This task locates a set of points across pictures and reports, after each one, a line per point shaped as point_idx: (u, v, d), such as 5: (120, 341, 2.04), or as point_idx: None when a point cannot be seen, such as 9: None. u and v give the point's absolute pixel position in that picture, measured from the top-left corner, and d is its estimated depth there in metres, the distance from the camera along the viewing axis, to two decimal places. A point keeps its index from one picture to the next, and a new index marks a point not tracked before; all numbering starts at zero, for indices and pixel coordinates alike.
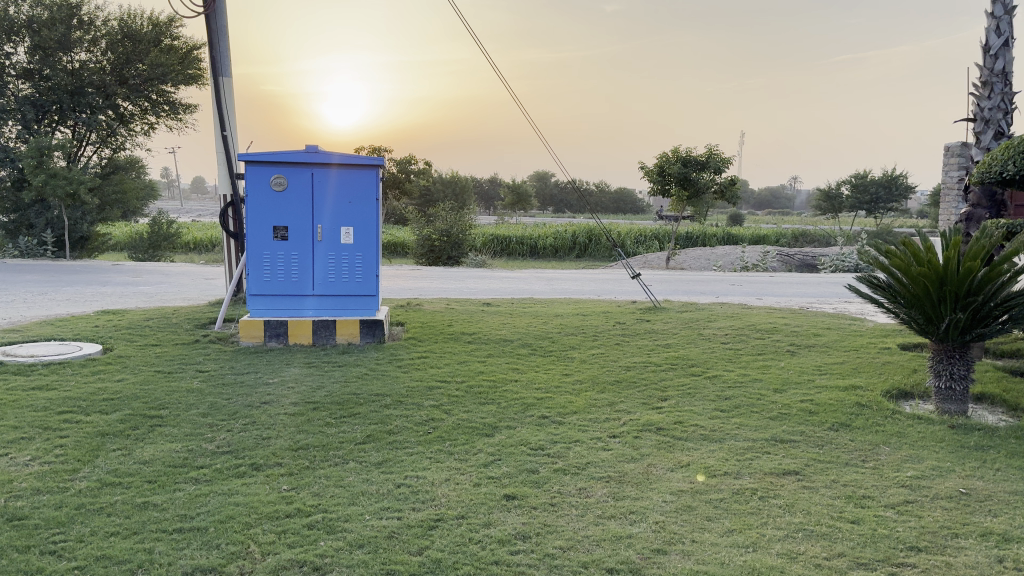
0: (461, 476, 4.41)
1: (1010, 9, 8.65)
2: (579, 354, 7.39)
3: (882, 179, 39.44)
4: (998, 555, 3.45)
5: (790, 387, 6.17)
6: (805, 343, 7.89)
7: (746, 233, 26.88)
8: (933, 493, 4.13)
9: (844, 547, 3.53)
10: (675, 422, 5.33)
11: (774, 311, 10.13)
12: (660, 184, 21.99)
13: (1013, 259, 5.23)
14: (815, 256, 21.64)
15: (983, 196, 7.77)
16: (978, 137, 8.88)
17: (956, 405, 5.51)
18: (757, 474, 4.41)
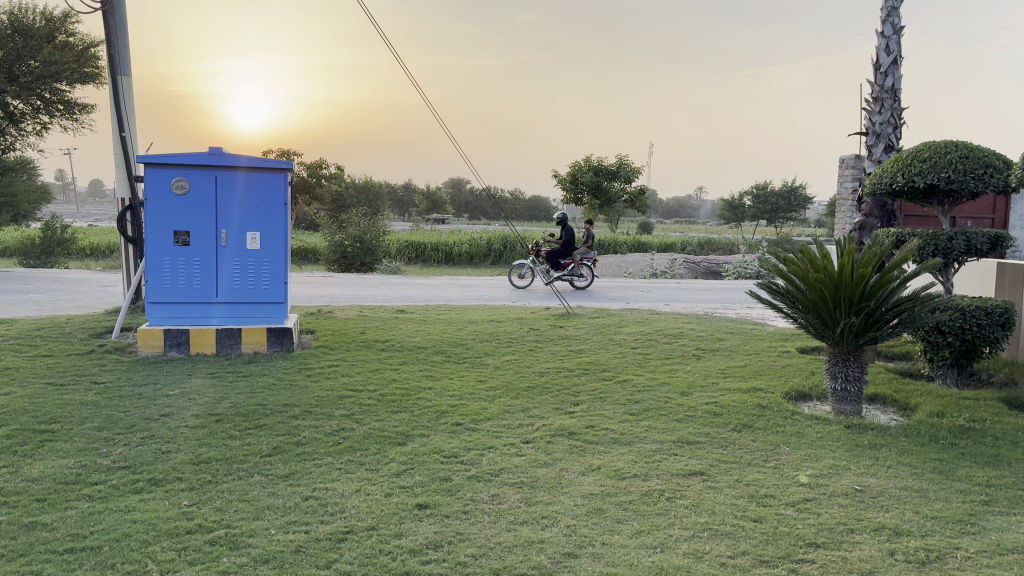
0: (372, 486, 4.33)
1: (898, 29, 9.18)
2: (493, 360, 7.40)
3: (782, 189, 41.02)
4: (890, 548, 3.62)
5: (697, 390, 6.33)
6: (710, 347, 8.13)
7: (655, 241, 27.49)
8: (831, 490, 4.31)
9: (747, 545, 3.63)
10: (587, 426, 5.38)
11: (681, 316, 10.40)
12: (573, 193, 22.24)
13: (902, 266, 5.50)
14: (720, 264, 22.30)
15: (875, 207, 8.14)
16: (870, 149, 9.31)
17: (851, 405, 5.77)
18: (665, 476, 4.49)
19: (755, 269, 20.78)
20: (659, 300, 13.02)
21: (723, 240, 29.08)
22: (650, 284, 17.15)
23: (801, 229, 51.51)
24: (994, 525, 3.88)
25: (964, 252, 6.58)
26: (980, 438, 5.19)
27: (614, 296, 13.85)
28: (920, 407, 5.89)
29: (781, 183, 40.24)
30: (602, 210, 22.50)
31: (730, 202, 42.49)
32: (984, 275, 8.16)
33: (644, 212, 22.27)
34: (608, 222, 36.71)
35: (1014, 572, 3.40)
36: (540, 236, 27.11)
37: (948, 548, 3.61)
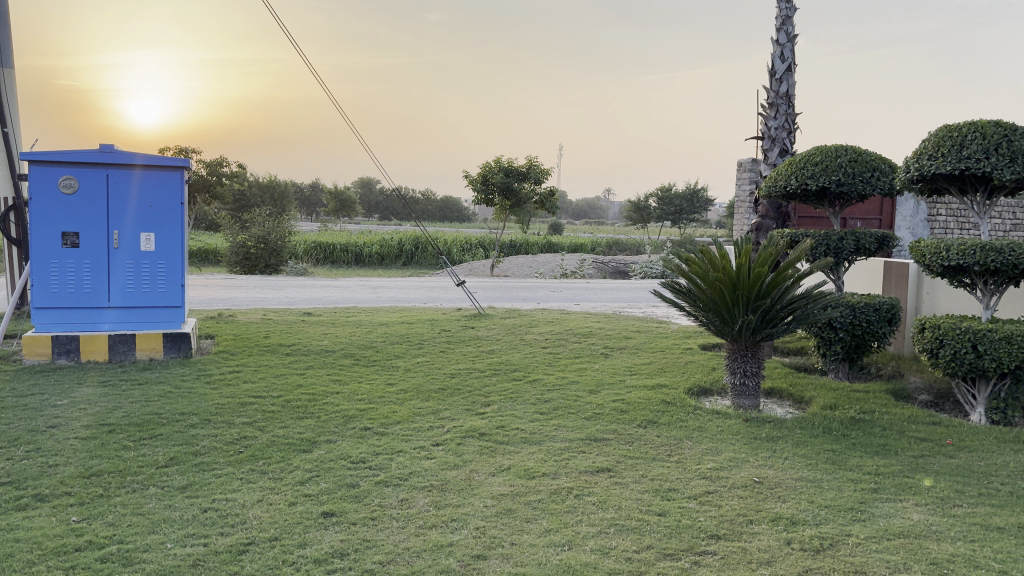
0: (275, 495, 4.20)
1: (791, 37, 9.57)
2: (403, 363, 7.31)
3: (686, 191, 42.22)
4: (787, 538, 3.75)
5: (604, 388, 6.44)
6: (617, 345, 8.28)
7: (565, 241, 27.82)
8: (731, 483, 4.45)
9: (652, 539, 3.70)
10: (497, 427, 5.39)
11: (589, 315, 10.57)
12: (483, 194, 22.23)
13: (795, 265, 5.73)
14: (628, 264, 22.77)
15: (771, 209, 8.45)
16: (766, 154, 9.67)
17: (749, 399, 5.97)
18: (573, 474, 4.54)
19: (661, 269, 21.31)
20: (570, 301, 13.05)
21: (631, 241, 29.68)
22: (559, 284, 17.46)
23: (704, 230, 53.18)
24: (881, 511, 4.09)
25: (853, 251, 6.91)
26: (869, 428, 5.46)
27: (526, 297, 13.80)
28: (814, 401, 6.16)
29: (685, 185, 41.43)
30: (512, 211, 22.62)
31: (637, 202, 43.43)
32: (872, 274, 8.61)
33: (553, 213, 22.52)
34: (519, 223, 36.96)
35: (899, 555, 3.58)
36: (451, 237, 27.05)
37: (840, 536, 3.78)
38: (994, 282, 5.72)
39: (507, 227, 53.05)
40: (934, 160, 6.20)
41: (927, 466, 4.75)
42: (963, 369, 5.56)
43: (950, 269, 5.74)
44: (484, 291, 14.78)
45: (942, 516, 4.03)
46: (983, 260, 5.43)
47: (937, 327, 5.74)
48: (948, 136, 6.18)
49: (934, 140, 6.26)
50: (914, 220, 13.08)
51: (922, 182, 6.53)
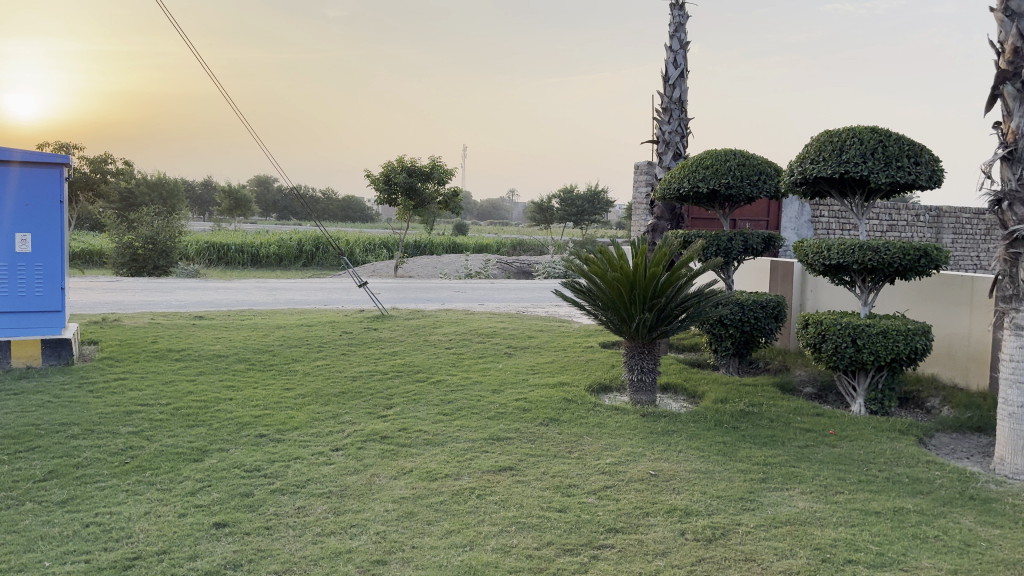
0: (163, 507, 4.04)
1: (684, 45, 9.93)
2: (302, 367, 7.16)
3: (588, 193, 42.99)
4: (681, 529, 3.88)
5: (507, 387, 6.49)
6: (520, 345, 8.36)
7: (469, 241, 27.86)
8: (629, 477, 4.56)
9: (552, 536, 3.76)
10: (399, 429, 5.34)
11: (492, 315, 10.62)
12: (385, 194, 21.92)
13: (689, 265, 5.92)
14: (531, 264, 23.02)
15: (665, 210, 8.69)
16: (660, 157, 9.93)
17: (646, 395, 6.13)
18: (475, 474, 4.55)
19: (564, 269, 21.64)
20: (474, 301, 13.09)
21: (533, 241, 30.01)
22: (463, 284, 17.54)
23: (606, 231, 54.23)
24: (770, 500, 4.28)
25: (742, 251, 7.21)
26: (758, 420, 5.71)
27: (431, 297, 13.76)
28: (707, 395, 6.39)
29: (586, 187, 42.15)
30: (416, 211, 22.44)
31: (540, 203, 43.91)
32: (760, 272, 9.00)
33: (457, 214, 22.49)
34: (423, 223, 36.72)
35: (786, 542, 3.76)
36: (353, 237, 26.63)
37: (731, 525, 3.94)
38: (871, 279, 6.06)
39: (412, 227, 52.64)
40: (816, 163, 6.52)
41: (810, 455, 5.00)
42: (844, 362, 5.88)
43: (831, 268, 6.05)
44: (387, 292, 14.65)
45: (825, 503, 4.25)
46: (861, 259, 5.76)
47: (820, 323, 6.05)
48: (829, 141, 6.53)
49: (816, 145, 6.60)
50: (800, 221, 13.68)
51: (806, 185, 6.87)
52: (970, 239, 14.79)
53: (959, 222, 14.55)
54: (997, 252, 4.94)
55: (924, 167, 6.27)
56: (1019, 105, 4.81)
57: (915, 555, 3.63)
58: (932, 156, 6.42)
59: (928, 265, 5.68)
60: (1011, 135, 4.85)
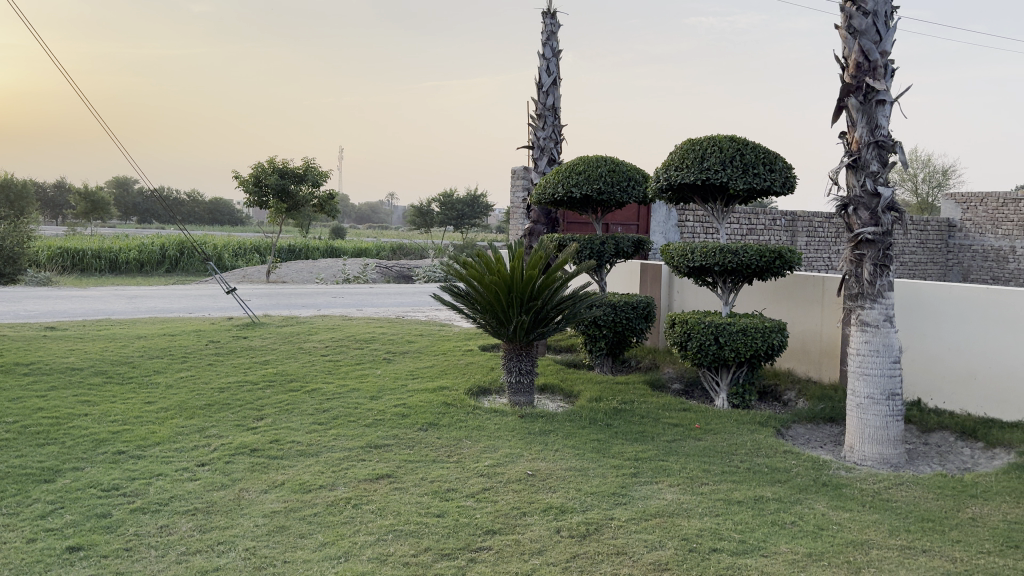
0: (9, 533, 3.74)
1: (556, 53, 10.13)
2: (166, 379, 6.81)
3: (467, 198, 43.15)
4: (557, 527, 3.95)
5: (385, 393, 6.41)
6: (399, 350, 8.28)
7: (346, 245, 27.39)
8: (507, 478, 4.60)
9: (429, 541, 3.74)
10: (271, 441, 5.17)
11: (369, 321, 10.47)
12: (256, 197, 21.20)
13: (564, 267, 6.04)
14: (411, 269, 22.89)
15: (541, 215, 8.83)
16: (535, 162, 10.07)
17: (525, 396, 6.20)
18: (351, 483, 4.46)
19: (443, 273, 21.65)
20: (351, 307, 12.86)
21: (412, 246, 29.80)
22: (341, 289, 17.23)
23: (488, 235, 54.68)
24: (641, 494, 4.42)
25: (614, 254, 7.42)
26: (630, 417, 5.89)
27: (307, 303, 13.42)
28: (582, 394, 6.54)
29: (466, 191, 42.31)
30: (289, 214, 21.83)
31: (420, 207, 43.69)
32: (631, 275, 9.29)
33: (333, 218, 22.04)
34: (299, 227, 35.82)
35: (656, 534, 3.90)
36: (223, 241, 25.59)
37: (604, 520, 4.04)
38: (731, 280, 6.37)
39: (285, 230, 51.30)
40: (680, 170, 6.81)
41: (679, 449, 5.21)
42: (709, 359, 6.16)
43: (695, 269, 6.32)
44: (258, 298, 14.16)
45: (692, 494, 4.43)
46: (722, 261, 6.04)
47: (686, 322, 6.31)
48: (691, 149, 6.83)
49: (679, 153, 6.88)
50: (666, 225, 14.11)
51: (671, 191, 7.16)
52: (822, 241, 15.86)
53: (812, 226, 15.58)
54: (844, 253, 5.31)
55: (778, 175, 6.67)
56: (862, 116, 5.17)
57: (774, 541, 3.84)
58: (785, 164, 6.83)
59: (782, 266, 6.04)
60: (855, 144, 5.21)
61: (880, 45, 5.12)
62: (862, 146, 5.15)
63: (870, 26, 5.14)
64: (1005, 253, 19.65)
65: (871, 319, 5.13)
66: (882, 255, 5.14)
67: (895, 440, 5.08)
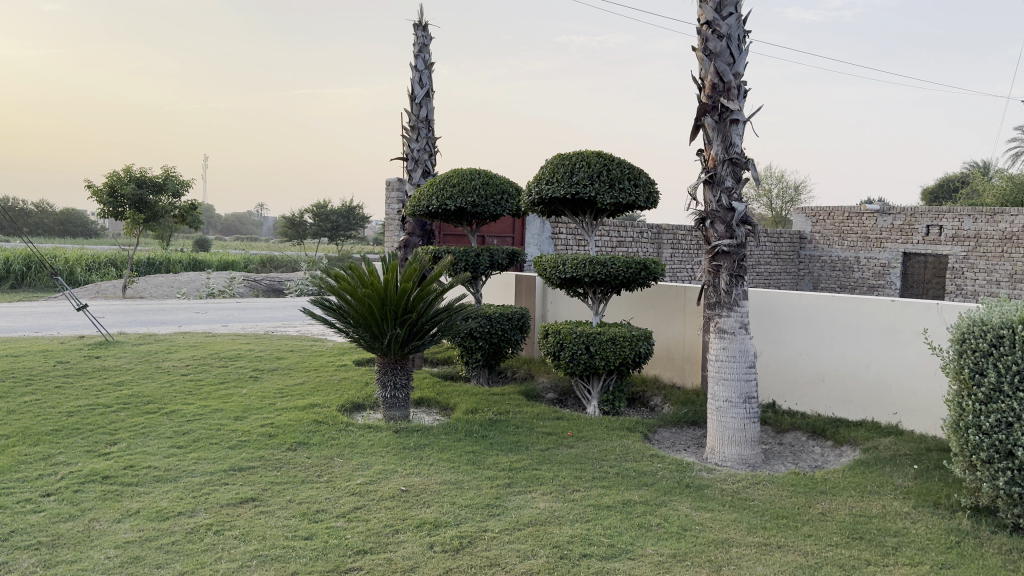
0: None
1: (429, 65, 10.16)
2: (6, 404, 6.30)
3: (342, 209, 42.44)
4: (430, 542, 3.91)
5: (252, 413, 6.18)
6: (267, 367, 8.02)
7: (212, 258, 26.32)
8: (379, 495, 4.53)
9: (296, 565, 3.62)
10: (125, 467, 4.88)
11: (235, 337, 10.08)
12: (111, 207, 20.03)
13: (438, 280, 6.03)
14: (281, 283, 22.28)
15: (416, 227, 8.78)
16: (410, 174, 10.02)
17: (400, 411, 6.14)
18: (213, 508, 4.27)
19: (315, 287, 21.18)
20: (216, 323, 12.35)
21: (283, 258, 29.01)
22: (205, 304, 16.50)
23: (363, 246, 53.87)
24: (514, 504, 4.46)
25: (489, 267, 7.48)
26: (505, 428, 5.94)
27: (167, 320, 12.77)
28: (458, 406, 6.54)
29: (341, 203, 41.54)
30: (148, 225, 20.77)
31: (292, 217, 42.57)
32: (506, 287, 9.40)
33: (197, 229, 21.16)
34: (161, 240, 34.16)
35: (528, 543, 3.93)
36: (74, 253, 24.02)
37: (477, 532, 4.05)
38: (601, 291, 6.55)
39: (147, 242, 48.75)
40: (551, 184, 6.95)
41: (551, 457, 5.29)
42: (580, 368, 6.30)
43: (566, 281, 6.45)
44: (114, 315, 13.35)
45: (564, 502, 4.51)
46: (591, 273, 6.20)
47: (558, 333, 6.43)
48: (561, 164, 6.99)
49: (550, 167, 7.04)
50: (540, 237, 14.28)
51: (543, 205, 7.29)
52: (686, 253, 16.58)
53: (677, 239, 16.27)
54: (703, 264, 5.55)
55: (642, 190, 6.92)
56: (717, 135, 5.44)
57: (642, 543, 3.96)
58: (649, 180, 7.10)
59: (647, 277, 6.28)
60: (711, 161, 5.47)
61: (733, 67, 5.40)
62: (718, 163, 5.42)
63: (725, 49, 5.42)
64: (850, 262, 20.86)
65: (728, 326, 5.39)
66: (737, 266, 5.42)
67: (752, 441, 5.36)
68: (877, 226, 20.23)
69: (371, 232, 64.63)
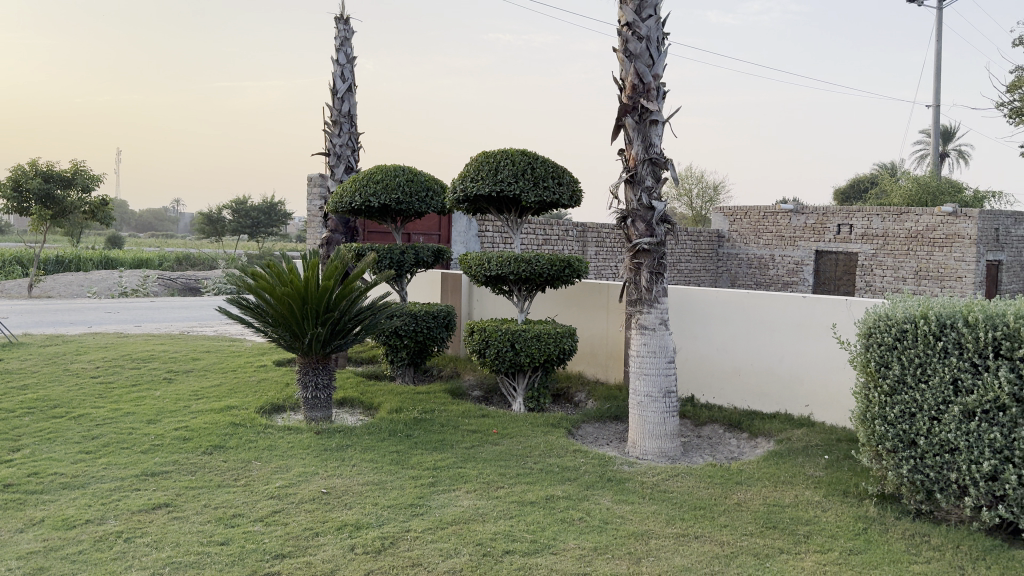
0: None
1: (351, 60, 10.04)
2: None
3: (264, 206, 41.57)
4: (350, 544, 3.87)
5: (166, 416, 5.99)
6: (183, 368, 7.80)
7: (126, 256, 25.43)
8: (298, 498, 4.46)
9: (211, 571, 3.53)
10: (29, 474, 4.68)
11: (148, 337, 9.77)
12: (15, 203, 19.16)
13: (360, 278, 5.96)
14: (198, 281, 21.71)
15: (340, 224, 8.66)
16: (332, 170, 9.87)
17: (322, 411, 6.04)
18: (123, 515, 4.13)
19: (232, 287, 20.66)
20: (129, 323, 11.93)
21: (201, 256, 28.22)
22: (118, 304, 15.59)
23: (286, 243, 52.74)
24: (437, 503, 4.45)
25: (414, 264, 7.44)
26: (429, 427, 5.92)
27: (76, 320, 12.27)
28: (381, 406, 6.48)
29: (262, 198, 40.56)
30: (56, 222, 19.94)
31: (212, 214, 41.44)
32: (433, 285, 9.37)
33: (108, 226, 20.42)
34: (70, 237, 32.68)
35: (450, 542, 3.93)
36: None
37: (400, 533, 4.02)
38: (526, 289, 6.59)
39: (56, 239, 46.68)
40: (476, 181, 6.96)
41: (476, 455, 5.30)
42: (505, 365, 6.32)
43: (491, 278, 6.46)
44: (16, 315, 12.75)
45: (487, 499, 4.53)
46: (516, 270, 6.23)
47: (484, 331, 6.44)
48: (486, 161, 7.00)
49: (475, 164, 7.04)
50: (467, 234, 14.24)
51: (467, 202, 7.29)
52: (610, 251, 16.82)
53: (601, 237, 16.47)
54: (625, 262, 5.64)
55: (566, 188, 6.99)
56: (637, 135, 5.54)
57: (564, 538, 4.00)
58: (573, 178, 7.18)
59: (571, 275, 6.35)
60: (632, 161, 5.57)
61: (652, 69, 5.51)
62: (638, 163, 5.52)
63: (643, 51, 5.53)
64: (766, 260, 21.48)
65: (649, 323, 5.49)
66: (657, 263, 5.53)
67: (672, 435, 5.48)
68: (792, 226, 20.88)
69: (291, 230, 63.28)
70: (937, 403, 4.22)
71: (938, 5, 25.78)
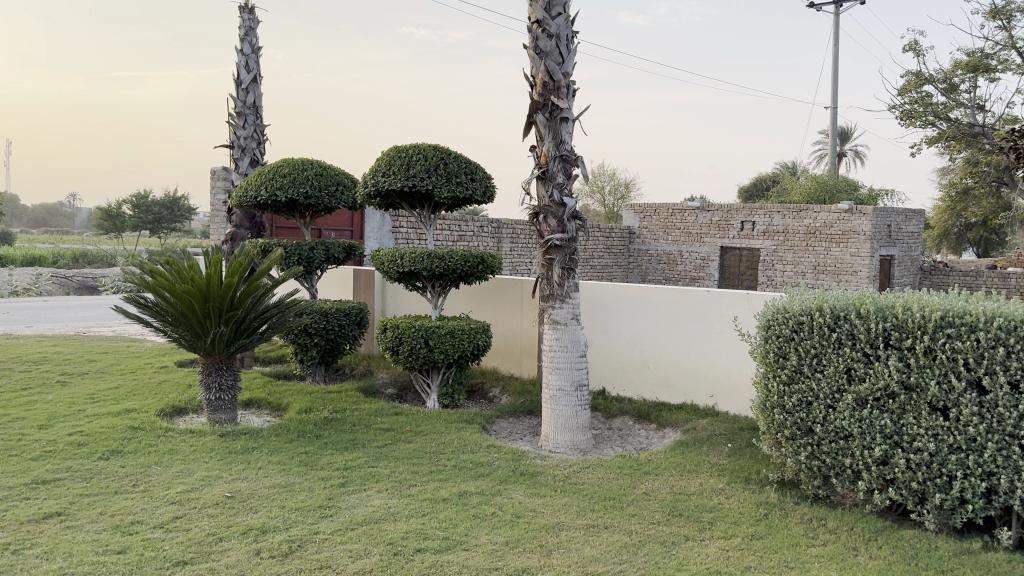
0: None
1: (256, 49, 9.76)
2: None
3: (170, 201, 40.13)
4: (256, 549, 3.78)
5: (58, 421, 5.72)
6: (78, 370, 7.45)
7: (17, 253, 24.14)
8: (201, 503, 4.33)
9: None
10: None
11: (40, 339, 9.30)
12: None
13: (266, 275, 5.82)
14: (96, 279, 20.82)
15: (245, 219, 8.44)
16: (236, 163, 9.61)
17: (226, 414, 5.88)
18: (11, 526, 3.92)
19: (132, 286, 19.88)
20: (19, 323, 11.32)
21: (100, 253, 27.02)
22: (7, 305, 14.74)
23: (193, 239, 51.04)
24: (347, 503, 4.40)
25: (324, 261, 7.32)
26: (340, 426, 5.84)
27: None
28: (290, 406, 6.36)
29: (167, 192, 39.14)
30: None
31: (113, 208, 39.74)
32: (345, 283, 9.25)
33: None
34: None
35: (361, 542, 3.89)
36: None
37: (308, 535, 3.96)
38: (439, 285, 6.56)
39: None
40: (387, 176, 6.89)
41: (387, 453, 5.27)
42: (419, 362, 6.29)
43: (405, 274, 6.42)
44: None
45: (398, 497, 4.50)
46: (429, 266, 6.20)
47: (397, 327, 6.40)
48: (397, 156, 6.94)
49: (386, 159, 6.97)
50: (379, 230, 14.11)
51: (379, 198, 7.22)
52: (524, 248, 16.95)
53: (516, 233, 16.57)
54: (537, 257, 5.69)
55: (478, 184, 7.01)
56: (548, 132, 5.60)
57: (475, 533, 4.02)
58: (485, 174, 7.20)
59: (484, 271, 6.38)
60: (543, 157, 5.62)
61: (562, 67, 5.58)
62: (549, 159, 5.58)
63: (553, 48, 5.59)
64: (674, 256, 22.02)
65: (561, 318, 5.56)
66: (569, 259, 5.61)
67: (583, 428, 5.56)
68: (700, 222, 21.49)
69: (200, 225, 61.25)
70: (833, 392, 4.42)
71: (836, 12, 26.99)
